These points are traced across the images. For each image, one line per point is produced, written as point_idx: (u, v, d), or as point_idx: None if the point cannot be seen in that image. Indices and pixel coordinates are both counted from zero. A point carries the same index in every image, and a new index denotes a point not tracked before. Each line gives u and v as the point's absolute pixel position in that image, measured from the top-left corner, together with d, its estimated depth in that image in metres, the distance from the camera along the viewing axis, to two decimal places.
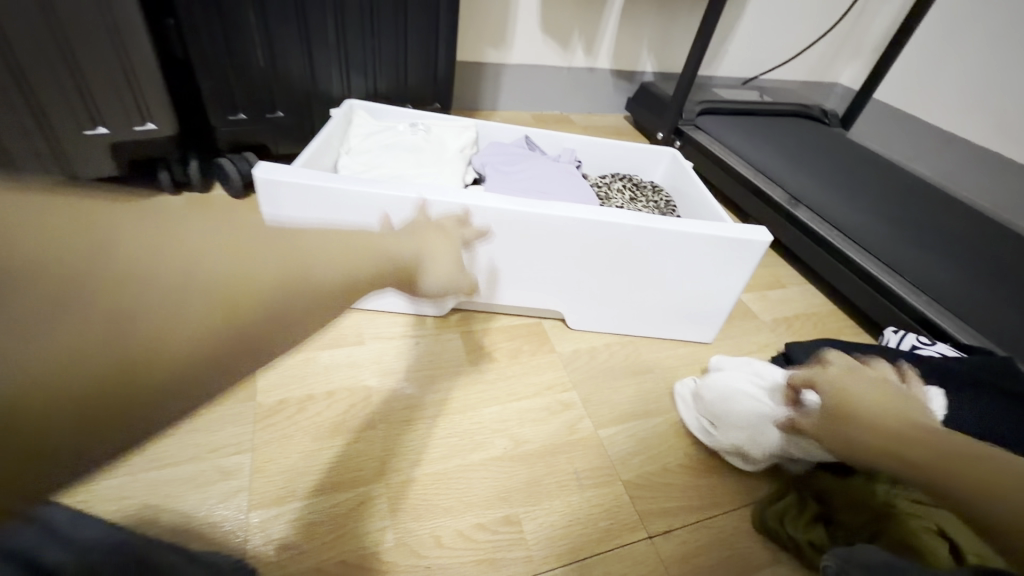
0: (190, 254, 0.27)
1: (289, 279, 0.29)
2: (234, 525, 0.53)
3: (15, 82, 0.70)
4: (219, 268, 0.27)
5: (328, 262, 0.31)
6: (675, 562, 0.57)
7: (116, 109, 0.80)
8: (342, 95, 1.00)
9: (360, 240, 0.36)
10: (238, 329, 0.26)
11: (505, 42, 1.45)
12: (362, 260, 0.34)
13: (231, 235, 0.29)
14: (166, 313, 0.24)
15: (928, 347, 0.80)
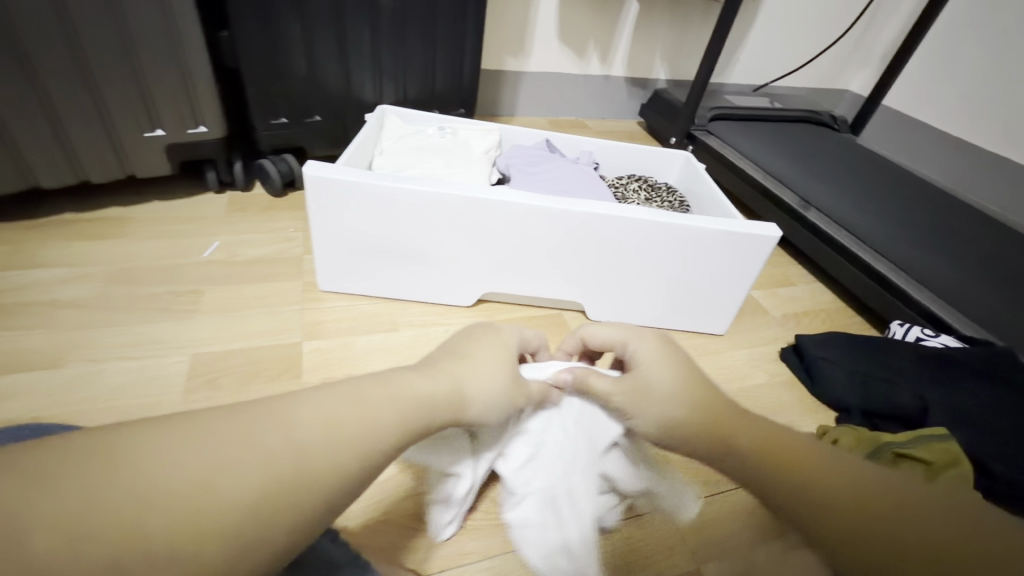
0: (247, 443, 0.27)
1: (343, 463, 0.30)
2: None
3: (86, 86, 0.78)
4: (282, 465, 0.28)
5: (372, 429, 0.32)
6: (689, 530, 0.62)
7: (173, 114, 0.87)
8: (374, 101, 1.06)
9: (403, 387, 0.35)
10: (300, 518, 0.28)
11: (523, 50, 1.51)
12: (411, 414, 0.34)
13: (289, 429, 0.29)
14: (238, 534, 0.25)
15: (933, 338, 0.85)
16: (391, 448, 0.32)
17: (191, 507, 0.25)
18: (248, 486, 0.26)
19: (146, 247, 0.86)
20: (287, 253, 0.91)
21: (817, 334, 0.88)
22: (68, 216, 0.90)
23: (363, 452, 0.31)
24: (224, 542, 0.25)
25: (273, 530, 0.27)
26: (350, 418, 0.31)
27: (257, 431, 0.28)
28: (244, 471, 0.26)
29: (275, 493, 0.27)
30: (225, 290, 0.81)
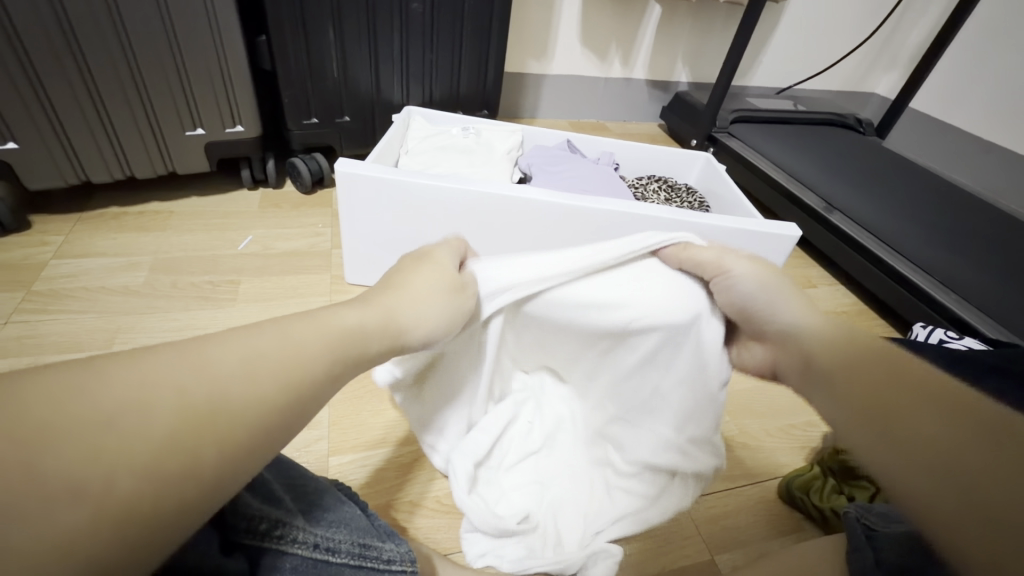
0: (157, 383, 0.25)
1: (269, 392, 0.28)
2: (317, 466, 0.62)
3: (136, 87, 0.83)
4: (201, 396, 0.25)
5: (299, 363, 0.30)
6: (704, 522, 0.63)
7: (213, 115, 0.92)
8: (401, 103, 1.09)
9: (329, 319, 0.34)
10: (231, 451, 0.26)
11: (546, 54, 1.54)
12: (342, 342, 0.34)
13: (197, 362, 0.26)
14: (157, 466, 0.23)
15: (956, 340, 0.83)
16: (324, 377, 0.32)
17: (94, 444, 0.22)
18: (162, 424, 0.24)
19: (186, 240, 0.91)
20: (316, 247, 0.95)
21: None
22: (113, 210, 0.95)
23: (291, 385, 0.29)
24: (135, 475, 0.22)
25: (201, 465, 0.24)
26: (277, 353, 0.30)
27: (162, 368, 0.25)
28: (161, 405, 0.24)
29: (193, 426, 0.25)
30: (259, 282, 0.85)
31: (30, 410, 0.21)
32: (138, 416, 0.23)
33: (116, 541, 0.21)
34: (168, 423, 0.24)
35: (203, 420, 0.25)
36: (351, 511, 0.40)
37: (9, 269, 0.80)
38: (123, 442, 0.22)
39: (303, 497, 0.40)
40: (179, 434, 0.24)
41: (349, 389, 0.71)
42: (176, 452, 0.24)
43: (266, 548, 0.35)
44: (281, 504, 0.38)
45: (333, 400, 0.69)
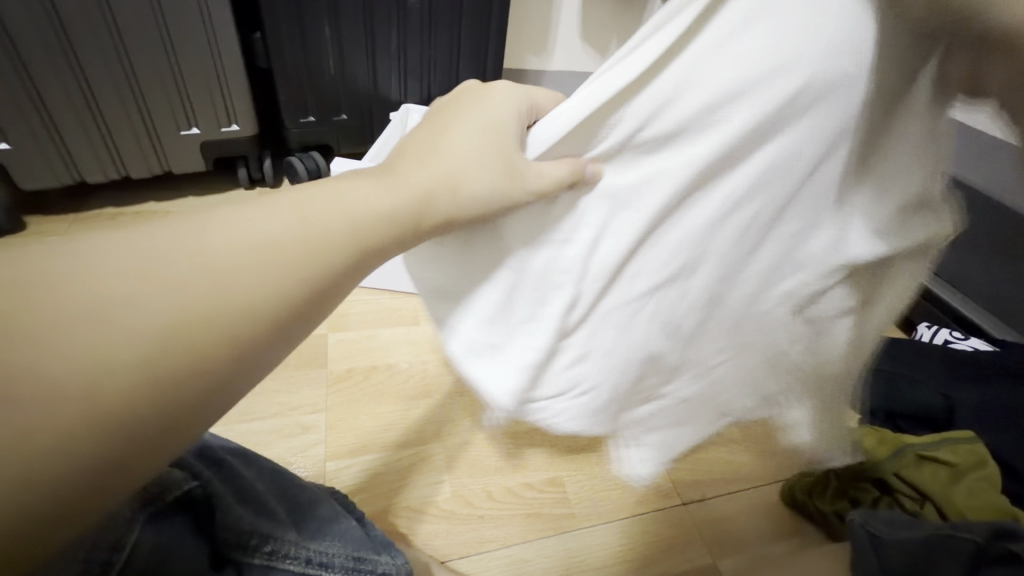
0: (163, 274, 0.26)
1: (278, 281, 0.29)
2: (314, 471, 0.61)
3: (129, 87, 0.82)
4: (206, 287, 0.26)
5: (308, 249, 0.30)
6: (705, 525, 0.62)
7: (210, 116, 0.91)
8: (399, 99, 1.08)
9: (351, 201, 0.33)
10: (235, 343, 0.27)
11: (546, 49, 1.52)
12: (367, 221, 0.33)
13: (206, 251, 0.27)
14: (157, 351, 0.25)
15: (962, 342, 0.81)
16: (345, 264, 0.32)
17: (99, 333, 0.24)
18: (151, 317, 0.25)
19: None
20: None
21: None
22: (109, 209, 0.94)
23: (306, 272, 0.30)
24: (134, 365, 0.24)
25: (208, 359, 0.26)
26: (292, 238, 0.30)
27: (165, 257, 0.26)
28: (163, 297, 0.25)
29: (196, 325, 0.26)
30: None
31: (27, 300, 0.23)
32: (127, 310, 0.24)
33: (113, 429, 0.24)
34: (155, 317, 0.25)
35: (193, 313, 0.26)
36: (344, 522, 0.39)
37: None
38: (111, 336, 0.24)
39: (296, 507, 0.39)
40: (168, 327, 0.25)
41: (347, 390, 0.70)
42: (166, 343, 0.25)
43: (254, 565, 0.35)
44: (271, 516, 0.37)
45: (330, 403, 0.68)
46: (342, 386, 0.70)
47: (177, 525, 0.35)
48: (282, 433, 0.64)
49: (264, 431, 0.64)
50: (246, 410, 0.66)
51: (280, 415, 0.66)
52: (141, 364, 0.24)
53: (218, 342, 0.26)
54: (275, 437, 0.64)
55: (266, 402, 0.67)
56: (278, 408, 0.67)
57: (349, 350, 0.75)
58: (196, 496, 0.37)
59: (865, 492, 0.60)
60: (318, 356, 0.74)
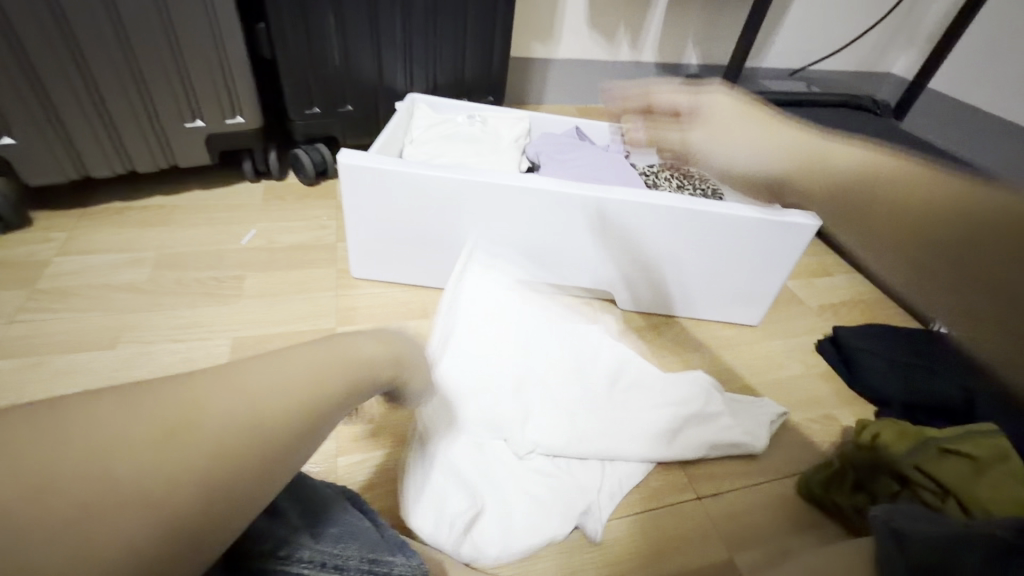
0: (166, 417, 0.27)
1: (278, 422, 0.29)
2: (324, 468, 0.61)
3: (134, 79, 0.81)
4: (209, 428, 0.27)
5: (310, 382, 0.31)
6: (722, 521, 0.61)
7: (215, 109, 0.90)
8: (405, 90, 1.07)
9: (348, 349, 0.36)
10: (229, 485, 0.27)
11: (552, 37, 1.50)
12: (358, 370, 0.35)
13: (211, 397, 0.28)
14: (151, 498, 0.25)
15: None
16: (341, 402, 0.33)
17: (102, 478, 0.24)
18: (146, 462, 0.25)
19: (189, 234, 0.89)
20: (321, 241, 0.93)
21: (858, 327, 0.86)
22: (114, 204, 0.94)
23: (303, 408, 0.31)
24: (131, 515, 0.24)
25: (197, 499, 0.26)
26: (297, 376, 0.31)
27: (170, 399, 0.27)
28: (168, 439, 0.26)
29: (198, 464, 0.26)
30: (263, 277, 0.84)
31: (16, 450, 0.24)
32: (121, 453, 0.25)
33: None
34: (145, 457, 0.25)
35: (180, 443, 0.26)
36: (356, 522, 0.40)
37: (10, 267, 0.79)
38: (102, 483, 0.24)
39: (306, 506, 0.39)
40: (158, 468, 0.25)
41: None
42: (153, 484, 0.25)
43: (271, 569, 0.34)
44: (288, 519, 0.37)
45: None
46: None
47: None
48: None
49: None
50: None
51: None
52: (135, 513, 0.24)
53: (213, 483, 0.27)
54: None
55: None
56: None
57: None
58: None
59: (885, 488, 0.59)
60: None
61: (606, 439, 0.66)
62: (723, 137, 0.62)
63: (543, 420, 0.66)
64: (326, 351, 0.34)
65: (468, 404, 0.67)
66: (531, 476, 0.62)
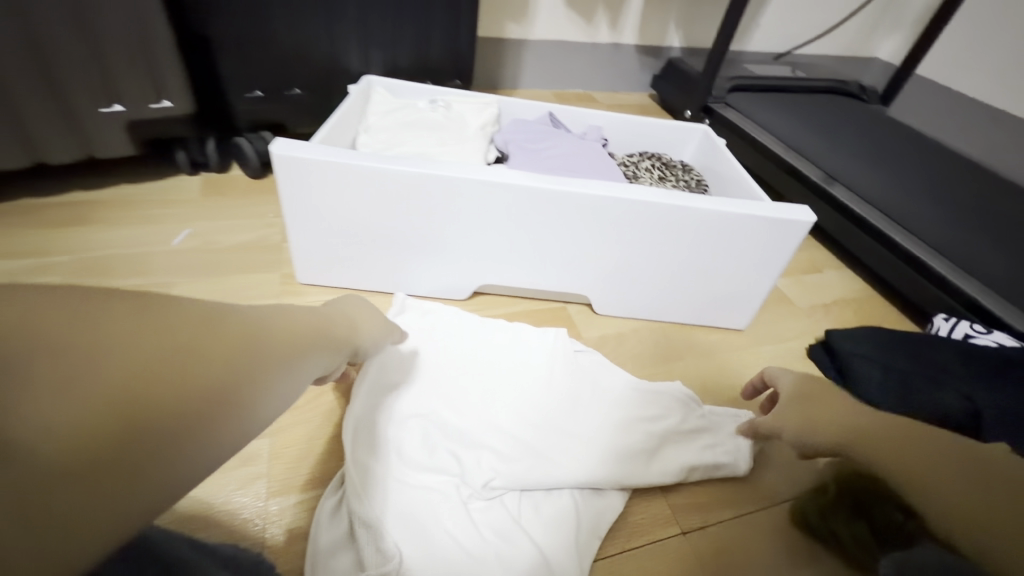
0: (193, 318, 0.28)
1: (287, 345, 0.32)
2: (253, 512, 0.52)
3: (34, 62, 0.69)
4: (231, 330, 0.29)
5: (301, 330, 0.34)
6: (709, 560, 0.54)
7: (138, 93, 0.79)
8: (361, 72, 0.97)
9: (324, 319, 0.39)
10: (243, 384, 0.27)
11: (526, 16, 1.40)
12: (330, 336, 0.38)
13: (232, 316, 0.30)
14: (176, 376, 0.25)
15: (984, 336, 0.75)
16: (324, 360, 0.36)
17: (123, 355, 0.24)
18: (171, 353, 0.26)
19: (111, 236, 0.79)
20: (265, 241, 0.83)
21: (852, 330, 0.79)
22: (27, 202, 0.82)
23: (303, 344, 0.34)
24: (159, 389, 0.24)
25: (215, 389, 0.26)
26: (292, 324, 0.34)
27: (194, 309, 0.29)
28: (193, 335, 0.27)
29: (227, 355, 0.28)
30: (196, 284, 0.74)
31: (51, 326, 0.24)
32: (149, 338, 0.25)
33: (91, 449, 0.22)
34: (165, 350, 0.26)
35: (213, 342, 0.27)
36: None
37: None
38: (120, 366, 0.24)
39: None
40: (179, 363, 0.25)
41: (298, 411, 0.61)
42: (187, 370, 0.25)
43: None
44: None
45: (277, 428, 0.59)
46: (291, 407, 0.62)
47: None
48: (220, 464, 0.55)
49: None
50: None
51: None
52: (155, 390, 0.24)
53: (232, 376, 0.27)
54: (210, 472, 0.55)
55: None
56: None
57: None
58: None
59: (892, 512, 0.51)
60: None
61: (557, 458, 0.59)
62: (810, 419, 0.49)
63: (492, 447, 0.59)
64: (311, 316, 0.37)
65: (406, 430, 0.58)
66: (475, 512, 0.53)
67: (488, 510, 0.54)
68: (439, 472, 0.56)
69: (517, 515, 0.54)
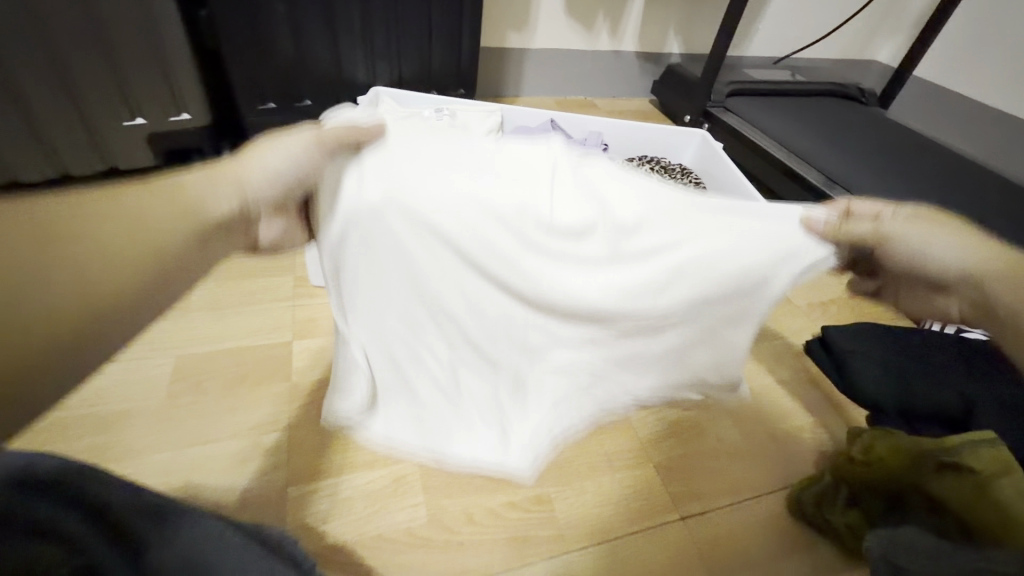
0: (110, 220, 0.34)
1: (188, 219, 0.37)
2: (271, 498, 0.55)
3: (50, 66, 0.73)
4: (146, 218, 0.35)
5: (196, 200, 0.38)
6: (707, 544, 0.57)
7: (156, 97, 0.83)
8: (367, 83, 1.00)
9: (230, 172, 0.42)
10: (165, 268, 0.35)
11: (528, 25, 1.43)
12: (222, 192, 0.40)
13: (145, 208, 0.36)
14: (102, 261, 0.33)
15: (975, 330, 0.76)
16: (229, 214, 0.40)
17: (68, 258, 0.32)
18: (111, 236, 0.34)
19: None
20: None
21: (847, 326, 0.82)
22: None
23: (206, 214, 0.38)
24: (101, 276, 0.32)
25: (146, 266, 0.34)
26: (189, 195, 0.38)
27: (120, 205, 0.35)
28: (114, 236, 0.34)
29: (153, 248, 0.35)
30: (212, 287, 0.77)
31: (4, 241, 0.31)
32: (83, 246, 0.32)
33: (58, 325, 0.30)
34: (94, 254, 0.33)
35: (131, 234, 0.34)
36: None
37: None
38: (80, 256, 0.32)
39: None
40: (107, 255, 0.33)
41: (312, 404, 0.64)
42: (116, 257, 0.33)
43: None
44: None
45: (294, 421, 0.63)
46: (306, 401, 0.65)
47: None
48: (239, 454, 0.59)
49: (219, 455, 0.58)
50: (197, 431, 0.60)
51: (236, 436, 0.60)
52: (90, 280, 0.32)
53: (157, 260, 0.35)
54: (228, 461, 0.58)
55: (222, 421, 0.61)
56: (235, 428, 0.61)
57: (314, 360, 0.70)
58: None
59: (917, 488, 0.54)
60: (281, 368, 0.68)
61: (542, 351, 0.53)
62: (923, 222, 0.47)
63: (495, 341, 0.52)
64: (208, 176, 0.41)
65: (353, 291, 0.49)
66: (489, 403, 0.55)
67: (496, 396, 0.55)
68: (429, 366, 0.53)
69: (529, 394, 0.55)
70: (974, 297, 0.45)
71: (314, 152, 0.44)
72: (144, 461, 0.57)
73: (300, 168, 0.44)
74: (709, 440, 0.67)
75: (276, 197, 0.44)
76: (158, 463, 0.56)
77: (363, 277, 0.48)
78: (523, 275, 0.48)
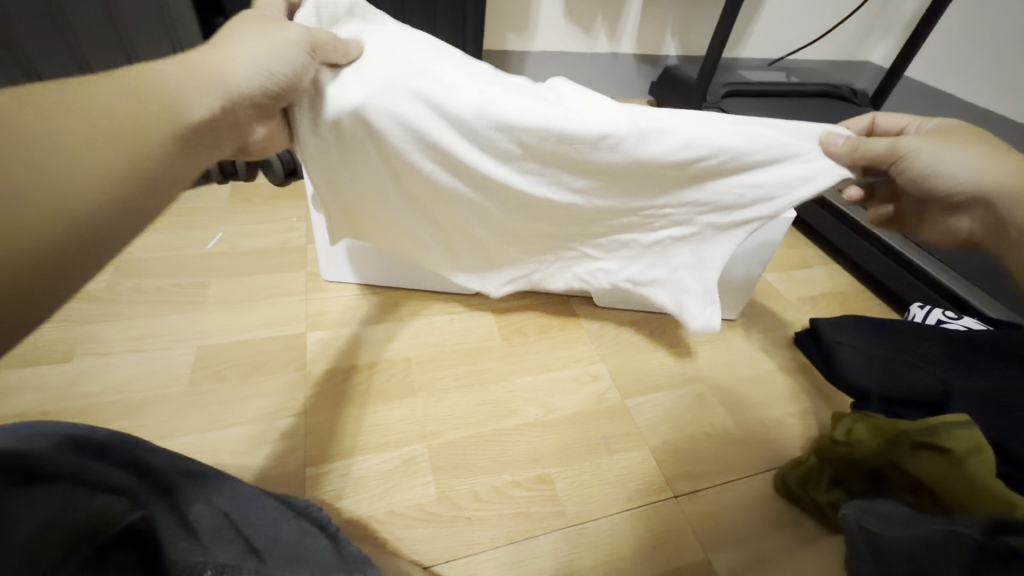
0: (72, 120, 0.29)
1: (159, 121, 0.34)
2: (290, 478, 0.59)
3: (60, 31, 0.79)
4: (107, 119, 0.31)
5: (155, 100, 0.35)
6: (699, 520, 0.61)
7: (155, 48, 0.89)
8: None
9: (190, 73, 0.39)
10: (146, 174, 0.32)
11: (528, 29, 1.47)
12: (189, 93, 0.37)
13: (103, 107, 0.31)
14: (81, 168, 0.28)
15: (955, 321, 0.80)
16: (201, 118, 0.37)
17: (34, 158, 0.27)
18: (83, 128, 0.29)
19: (149, 240, 0.87)
20: (289, 243, 0.90)
21: (834, 317, 0.85)
22: None
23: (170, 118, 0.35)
24: (81, 182, 0.28)
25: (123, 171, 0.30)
26: (151, 97, 0.35)
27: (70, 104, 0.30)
28: (82, 137, 0.29)
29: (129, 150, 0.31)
30: (227, 282, 0.81)
31: None
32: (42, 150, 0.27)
33: (58, 231, 0.27)
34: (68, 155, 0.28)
35: (103, 137, 0.30)
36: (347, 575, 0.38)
37: None
38: (50, 156, 0.27)
39: (275, 545, 0.36)
40: (78, 156, 0.29)
41: (325, 392, 0.68)
42: (93, 162, 0.29)
43: None
44: (234, 546, 0.34)
45: (309, 407, 0.66)
46: (320, 388, 0.69)
47: (123, 555, 0.30)
48: (257, 437, 0.62)
49: (241, 438, 0.62)
50: (219, 416, 0.64)
51: (255, 420, 0.64)
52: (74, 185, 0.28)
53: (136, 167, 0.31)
54: (250, 444, 0.62)
55: (242, 407, 0.65)
56: (255, 413, 0.65)
57: (327, 350, 0.74)
58: (142, 532, 0.31)
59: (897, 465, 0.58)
60: (296, 357, 0.72)
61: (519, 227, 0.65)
62: (939, 142, 0.50)
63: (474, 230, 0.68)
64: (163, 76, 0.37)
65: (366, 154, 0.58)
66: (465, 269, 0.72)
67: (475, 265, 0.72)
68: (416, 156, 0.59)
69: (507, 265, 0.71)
70: (988, 213, 0.50)
71: (305, 54, 0.48)
72: (171, 443, 0.61)
73: (293, 66, 0.46)
74: (702, 425, 0.71)
75: (266, 91, 0.45)
76: (185, 445, 0.60)
77: (367, 159, 0.60)
78: (509, 174, 0.60)
